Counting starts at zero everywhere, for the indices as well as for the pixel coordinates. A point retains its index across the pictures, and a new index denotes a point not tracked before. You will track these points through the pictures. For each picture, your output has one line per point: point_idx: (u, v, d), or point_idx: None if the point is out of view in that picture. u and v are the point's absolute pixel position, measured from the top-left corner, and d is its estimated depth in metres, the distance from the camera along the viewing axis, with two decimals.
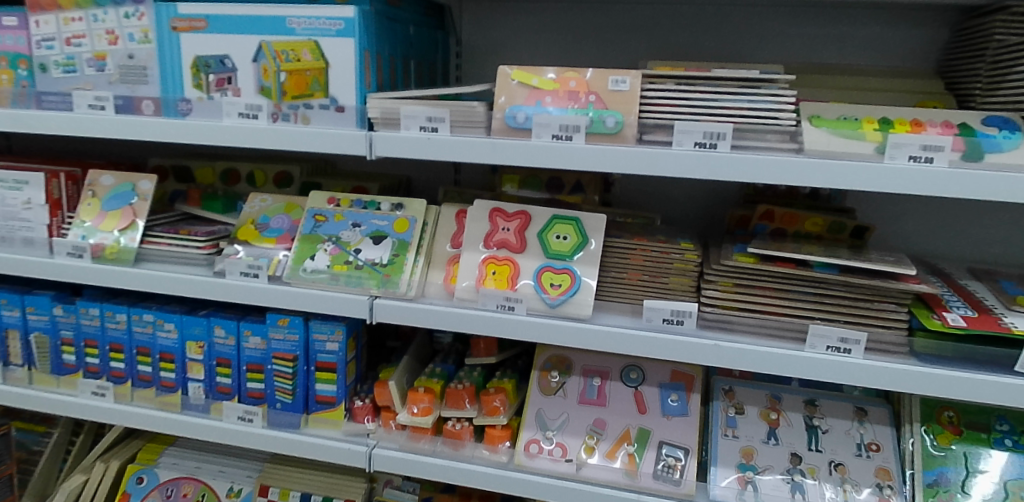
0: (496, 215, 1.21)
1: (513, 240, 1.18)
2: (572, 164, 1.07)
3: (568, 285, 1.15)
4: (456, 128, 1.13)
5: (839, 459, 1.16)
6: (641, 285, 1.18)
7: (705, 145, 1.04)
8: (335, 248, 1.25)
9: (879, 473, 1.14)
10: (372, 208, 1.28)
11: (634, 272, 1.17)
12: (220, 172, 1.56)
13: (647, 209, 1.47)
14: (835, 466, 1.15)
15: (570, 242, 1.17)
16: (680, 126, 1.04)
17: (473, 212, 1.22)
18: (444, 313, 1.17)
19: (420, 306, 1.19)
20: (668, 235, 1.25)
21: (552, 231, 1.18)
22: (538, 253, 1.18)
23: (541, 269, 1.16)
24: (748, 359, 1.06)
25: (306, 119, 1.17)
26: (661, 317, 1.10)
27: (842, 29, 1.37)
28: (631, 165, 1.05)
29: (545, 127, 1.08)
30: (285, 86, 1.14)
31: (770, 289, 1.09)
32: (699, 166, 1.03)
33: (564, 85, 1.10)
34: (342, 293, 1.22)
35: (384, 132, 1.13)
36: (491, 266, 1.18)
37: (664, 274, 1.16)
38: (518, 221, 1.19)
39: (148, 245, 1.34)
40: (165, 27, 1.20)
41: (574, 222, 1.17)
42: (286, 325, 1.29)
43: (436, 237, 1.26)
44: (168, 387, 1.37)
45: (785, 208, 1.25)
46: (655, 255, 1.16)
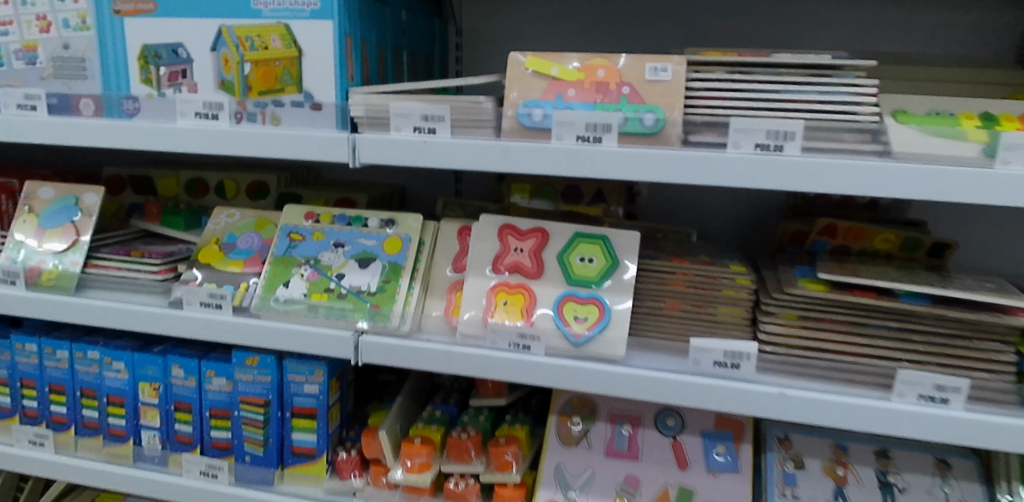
0: (507, 232, 1.01)
1: (528, 263, 0.98)
2: (601, 173, 0.87)
3: (596, 318, 0.94)
4: (458, 129, 0.93)
5: None
6: (682, 317, 0.98)
7: (768, 146, 0.84)
8: (313, 273, 1.05)
9: None
10: (357, 225, 1.08)
11: (673, 301, 0.98)
12: (184, 182, 1.36)
13: (679, 220, 1.27)
14: None
15: (596, 266, 0.97)
16: (736, 124, 0.84)
17: (478, 229, 1.02)
18: (445, 352, 0.97)
19: (416, 344, 0.99)
20: (711, 254, 1.05)
21: (574, 252, 0.98)
22: (558, 279, 0.98)
23: (562, 299, 0.96)
24: (821, 411, 0.86)
25: (276, 119, 0.97)
26: (713, 359, 0.90)
27: (908, 10, 1.17)
28: (675, 173, 0.85)
29: (567, 127, 0.88)
30: (250, 80, 0.94)
31: (843, 323, 0.90)
32: (760, 173, 0.83)
33: (591, 75, 0.90)
34: (323, 327, 1.02)
35: (370, 134, 0.93)
36: (502, 295, 0.98)
37: (710, 304, 0.97)
38: (533, 240, 1.00)
39: (92, 268, 1.14)
40: (106, 10, 0.99)
41: (601, 241, 0.98)
42: (255, 365, 1.08)
43: (435, 258, 1.06)
44: (117, 436, 1.16)
45: (850, 222, 1.06)
46: (698, 281, 0.97)
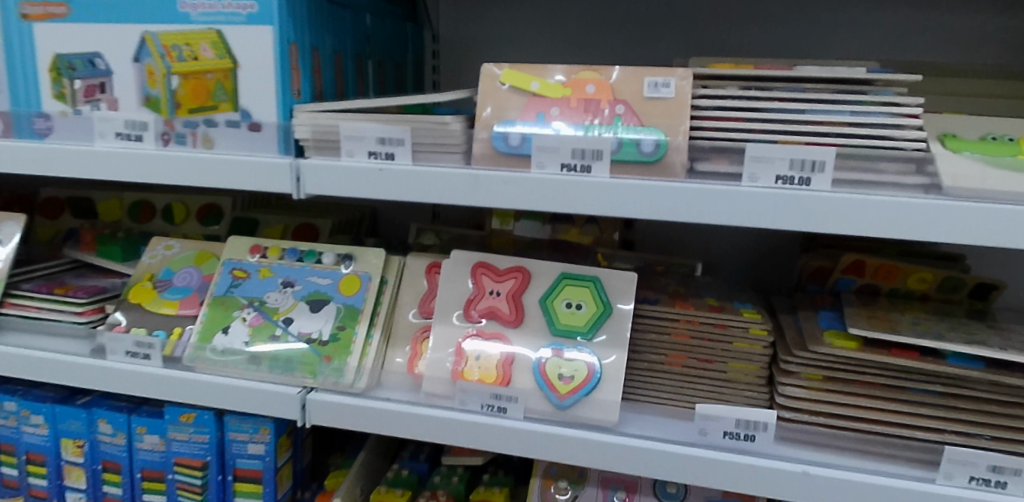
0: (482, 272, 0.87)
1: (506, 310, 0.84)
2: (588, 208, 0.73)
3: (583, 378, 0.80)
4: (421, 154, 0.78)
5: None
6: (685, 373, 0.83)
7: (791, 179, 0.71)
8: (258, 317, 0.92)
9: None
10: (310, 261, 0.95)
11: (675, 354, 0.83)
12: (128, 205, 1.21)
13: (685, 247, 1.13)
14: None
15: (585, 313, 0.83)
16: (752, 151, 0.71)
17: (449, 269, 0.88)
18: (407, 414, 0.83)
19: (375, 403, 0.84)
20: (719, 296, 0.92)
21: (560, 296, 0.84)
22: (541, 328, 0.84)
23: (545, 353, 0.82)
24: (853, 493, 0.71)
25: (208, 141, 0.83)
26: (722, 430, 0.75)
27: (944, 14, 1.03)
28: (677, 210, 0.71)
29: (550, 153, 0.74)
30: (178, 95, 0.80)
31: (878, 386, 0.76)
32: (779, 210, 0.69)
33: (579, 91, 0.76)
34: (267, 383, 0.88)
35: (317, 160, 0.79)
36: (476, 349, 0.84)
37: (717, 359, 0.83)
38: (512, 281, 0.85)
39: (7, 309, 1.00)
40: (12, 13, 0.85)
41: (591, 284, 0.84)
42: (191, 422, 0.95)
43: (401, 299, 0.93)
44: (38, 498, 1.03)
45: (881, 258, 0.92)
46: (703, 331, 0.83)
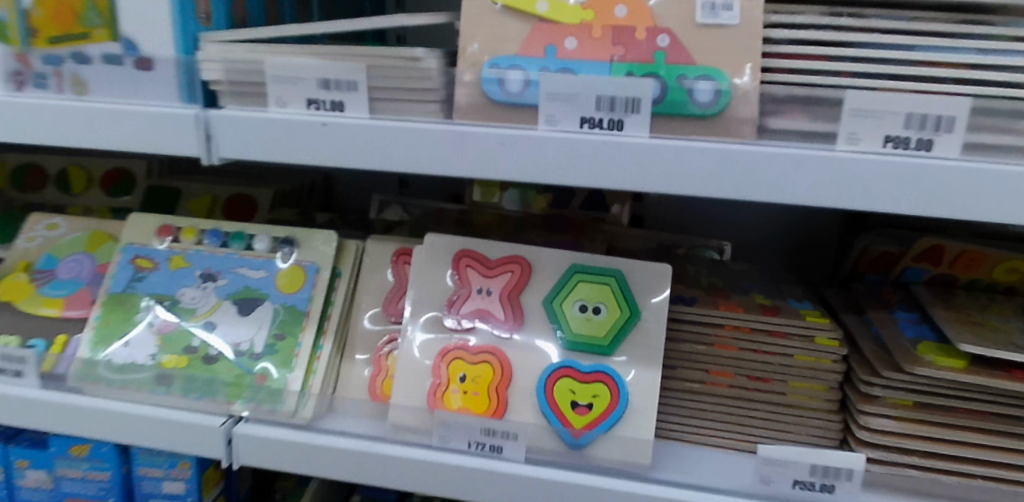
0: (467, 263, 0.65)
1: (499, 314, 0.64)
2: (618, 181, 0.52)
3: (603, 407, 0.61)
4: (380, 104, 0.56)
5: None
6: (731, 395, 0.64)
7: (903, 142, 0.50)
8: (169, 322, 0.70)
9: None
10: (238, 247, 0.72)
11: (719, 371, 0.64)
12: (12, 169, 0.96)
13: (710, 222, 0.92)
14: None
15: (603, 320, 0.62)
16: (852, 103, 0.50)
17: (422, 261, 0.66)
18: (368, 451, 0.62)
19: (324, 439, 0.63)
20: (767, 292, 0.72)
21: (570, 296, 0.63)
22: (545, 339, 0.63)
23: (552, 372, 0.62)
24: None
25: (80, 84, 0.59)
26: (792, 478, 0.57)
27: None
28: (744, 185, 0.51)
29: (562, 103, 0.53)
30: (33, 19, 0.58)
31: (992, 417, 0.58)
32: (891, 186, 0.49)
33: (604, 14, 0.54)
34: (181, 411, 0.66)
35: (234, 111, 0.56)
36: (459, 368, 0.63)
37: (774, 376, 0.64)
38: (507, 276, 0.65)
39: None
40: None
41: (613, 281, 0.63)
42: (86, 455, 0.73)
43: (358, 297, 0.71)
44: None
45: (963, 244, 0.73)
46: (753, 340, 0.64)
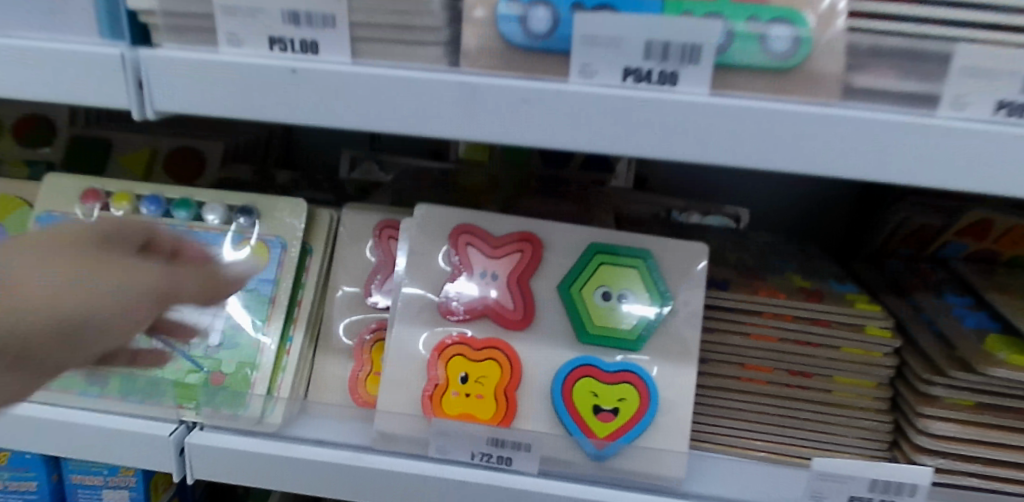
0: (467, 241, 0.55)
1: (506, 303, 0.54)
2: (669, 149, 0.42)
3: (631, 412, 0.52)
4: (365, 45, 0.44)
5: None
6: (769, 393, 0.56)
7: (1016, 109, 0.40)
8: None
9: None
10: (183, 218, 0.60)
11: (756, 365, 0.57)
12: None
13: (722, 187, 0.83)
14: None
15: (630, 310, 0.53)
16: (963, 58, 0.40)
17: (415, 239, 0.56)
18: (354, 466, 0.52)
19: (298, 451, 0.53)
20: (802, 271, 0.64)
21: (592, 282, 0.53)
22: (560, 333, 0.54)
23: (569, 372, 0.52)
24: None
25: None
26: (848, 493, 0.50)
27: None
28: (827, 156, 0.41)
29: (602, 49, 0.41)
30: None
31: None
32: (1005, 162, 0.40)
33: None
34: (125, 418, 0.55)
35: (174, 52, 0.44)
36: (458, 367, 0.53)
37: (818, 372, 0.56)
38: (516, 258, 0.54)
39: None
40: None
41: (641, 264, 0.54)
42: (8, 462, 0.62)
43: (333, 278, 0.60)
44: None
45: (1015, 219, 0.65)
46: (796, 331, 0.56)
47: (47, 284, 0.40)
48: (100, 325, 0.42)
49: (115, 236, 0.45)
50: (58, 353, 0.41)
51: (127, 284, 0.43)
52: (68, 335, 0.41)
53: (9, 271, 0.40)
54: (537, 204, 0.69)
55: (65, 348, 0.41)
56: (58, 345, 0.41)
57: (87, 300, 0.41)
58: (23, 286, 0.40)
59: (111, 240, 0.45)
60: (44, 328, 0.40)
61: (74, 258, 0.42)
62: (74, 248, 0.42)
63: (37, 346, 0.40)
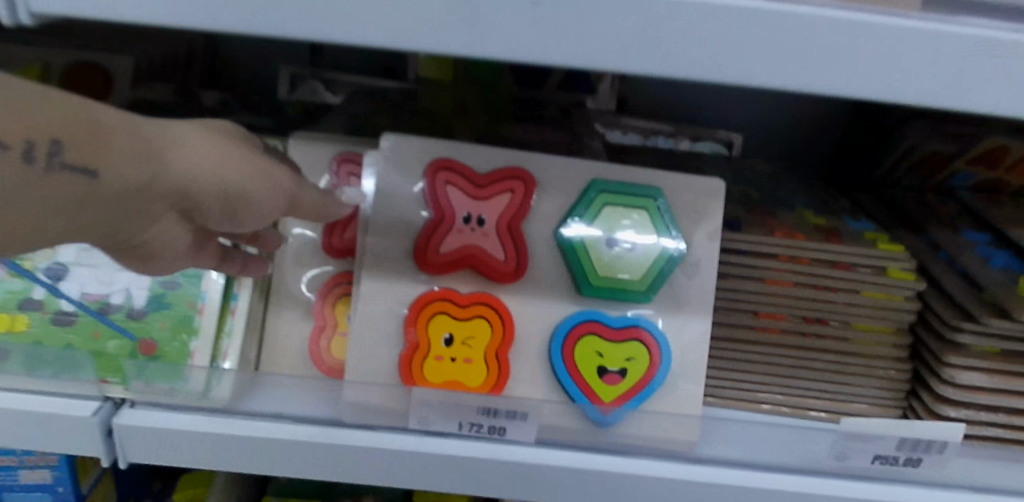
0: (445, 179, 0.47)
1: (495, 251, 0.48)
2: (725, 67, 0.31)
3: (642, 373, 0.48)
4: None
5: None
6: (781, 344, 0.52)
7: None
8: None
9: None
10: None
11: (767, 313, 0.52)
12: None
13: (711, 110, 0.75)
14: None
15: (634, 258, 0.48)
16: None
17: (390, 178, 0.48)
18: (321, 443, 0.45)
19: (253, 427, 0.45)
20: (811, 207, 0.59)
21: (593, 225, 0.48)
22: (555, 282, 0.49)
23: (570, 330, 0.48)
24: None
25: None
26: (873, 452, 0.46)
27: None
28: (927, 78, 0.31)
29: None
30: None
31: None
32: None
33: None
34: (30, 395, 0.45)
35: None
36: (443, 329, 0.48)
37: (833, 318, 0.52)
38: (506, 199, 0.48)
39: None
40: None
41: (648, 205, 0.48)
42: None
43: (285, 224, 0.51)
44: None
45: None
46: (813, 275, 0.51)
47: (219, 150, 0.34)
48: (248, 207, 0.36)
49: (247, 138, 0.39)
50: (218, 216, 0.36)
51: (273, 173, 0.37)
52: (232, 205, 0.35)
53: (183, 139, 0.33)
54: (514, 130, 0.60)
55: (226, 216, 0.36)
56: (218, 209, 0.35)
57: (251, 175, 0.36)
58: (201, 156, 0.34)
59: (250, 143, 0.39)
60: (217, 194, 0.34)
61: (225, 140, 0.36)
62: (226, 135, 0.37)
63: (205, 203, 0.35)
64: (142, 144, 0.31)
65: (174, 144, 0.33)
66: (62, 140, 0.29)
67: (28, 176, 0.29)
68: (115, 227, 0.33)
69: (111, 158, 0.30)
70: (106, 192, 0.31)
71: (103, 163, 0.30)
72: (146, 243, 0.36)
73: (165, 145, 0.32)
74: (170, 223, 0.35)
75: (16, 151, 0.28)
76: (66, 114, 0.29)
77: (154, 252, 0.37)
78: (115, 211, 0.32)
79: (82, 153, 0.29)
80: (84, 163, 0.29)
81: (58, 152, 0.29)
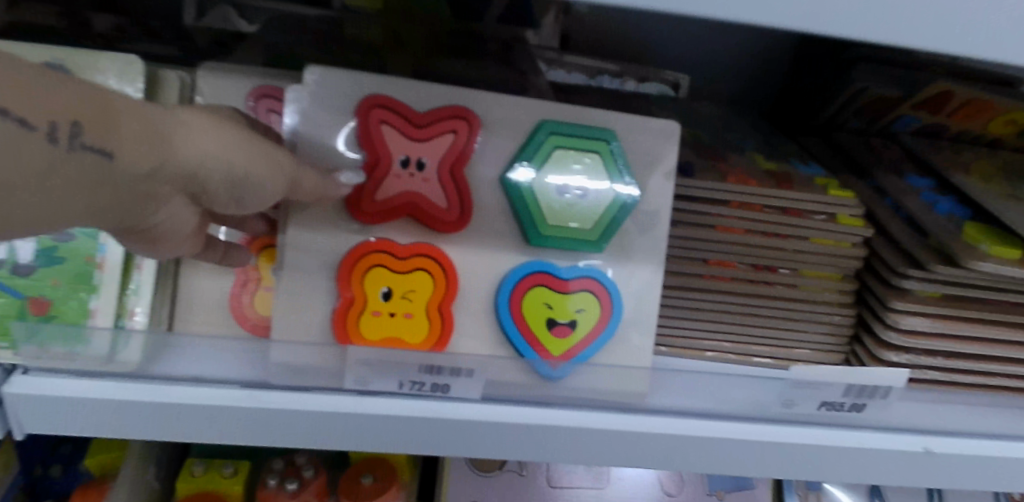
0: (381, 118, 0.43)
1: (437, 198, 0.44)
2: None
3: (592, 326, 0.47)
4: None
5: None
6: (730, 292, 0.51)
7: None
8: None
9: None
10: None
11: (717, 261, 0.50)
12: None
13: (659, 47, 0.72)
14: None
15: (585, 205, 0.46)
16: None
17: (318, 115, 0.43)
18: (246, 408, 0.41)
19: (162, 393, 0.40)
20: (761, 151, 0.57)
21: (542, 170, 0.46)
22: (501, 230, 0.46)
23: (516, 281, 0.46)
24: (989, 473, 0.47)
25: None
26: (821, 399, 0.46)
27: None
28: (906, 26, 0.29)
29: None
30: None
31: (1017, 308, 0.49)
32: None
33: None
34: None
35: None
36: (380, 283, 0.44)
37: (782, 265, 0.51)
38: (448, 140, 0.44)
39: None
40: None
41: (601, 147, 0.46)
42: None
43: None
44: None
45: (975, 91, 0.60)
46: (765, 222, 0.49)
47: (226, 133, 0.33)
48: (254, 193, 0.35)
49: (246, 121, 0.38)
50: (224, 200, 0.34)
51: (281, 158, 0.36)
52: (240, 191, 0.34)
53: (192, 122, 0.32)
54: (452, 65, 0.55)
55: (230, 201, 0.34)
56: (224, 194, 0.34)
57: (259, 159, 0.34)
58: (211, 140, 0.32)
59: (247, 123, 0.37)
60: (226, 179, 0.33)
61: (233, 124, 0.34)
62: (230, 117, 0.35)
63: (211, 188, 0.33)
64: (151, 129, 0.30)
65: (183, 128, 0.31)
66: (80, 120, 0.27)
67: (50, 157, 0.27)
68: (127, 213, 0.31)
69: (125, 140, 0.29)
70: (118, 174, 0.29)
71: (118, 146, 0.29)
72: (151, 226, 0.34)
73: (172, 129, 0.31)
74: (177, 208, 0.33)
75: (41, 131, 0.26)
76: (83, 93, 0.28)
77: (154, 236, 0.35)
78: (125, 195, 0.30)
79: (99, 135, 0.28)
80: (102, 146, 0.28)
81: (76, 131, 0.27)
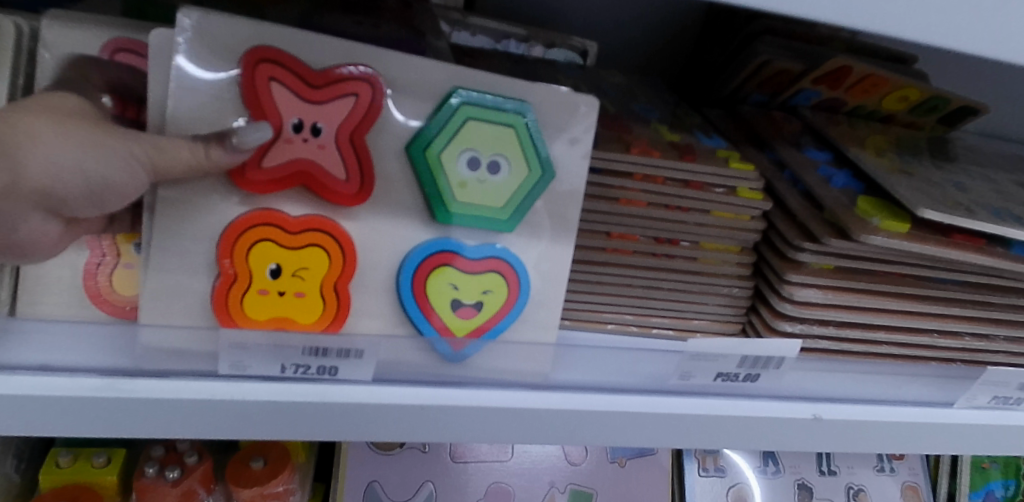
0: (270, 76, 0.39)
1: (334, 167, 0.41)
2: None
3: (499, 308, 0.46)
4: None
5: (860, 481, 0.73)
6: (632, 265, 0.51)
7: None
8: None
9: (908, 495, 0.73)
10: None
11: (621, 233, 0.50)
12: None
13: (567, 11, 0.70)
14: (854, 495, 0.72)
15: (497, 179, 0.44)
16: None
17: (190, 73, 0.39)
18: (103, 399, 0.37)
19: (4, 384, 0.36)
20: (665, 122, 0.56)
21: (452, 143, 0.42)
22: (396, 202, 0.43)
23: (417, 259, 0.43)
24: (872, 437, 0.49)
25: None
26: (716, 371, 0.46)
27: None
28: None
29: None
30: None
31: (905, 281, 0.50)
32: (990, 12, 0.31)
33: None
34: None
35: None
36: (269, 262, 0.41)
37: (684, 238, 0.51)
38: (348, 104, 0.40)
39: None
40: None
41: (517, 121, 0.43)
42: None
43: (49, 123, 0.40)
44: None
45: (871, 66, 0.62)
46: (667, 195, 0.49)
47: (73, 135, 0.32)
48: (114, 192, 0.34)
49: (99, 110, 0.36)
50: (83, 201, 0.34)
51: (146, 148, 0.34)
52: (97, 192, 0.34)
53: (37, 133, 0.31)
54: (344, 22, 0.51)
55: (94, 202, 0.34)
56: (85, 198, 0.34)
57: (115, 156, 0.33)
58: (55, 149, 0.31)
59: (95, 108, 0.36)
60: (80, 184, 0.33)
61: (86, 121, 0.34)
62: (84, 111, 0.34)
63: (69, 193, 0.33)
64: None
65: (27, 139, 0.31)
66: None
67: None
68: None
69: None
70: None
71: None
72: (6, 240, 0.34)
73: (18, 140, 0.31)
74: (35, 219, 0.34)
75: None
76: None
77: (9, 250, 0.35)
78: None
79: None
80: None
81: None
